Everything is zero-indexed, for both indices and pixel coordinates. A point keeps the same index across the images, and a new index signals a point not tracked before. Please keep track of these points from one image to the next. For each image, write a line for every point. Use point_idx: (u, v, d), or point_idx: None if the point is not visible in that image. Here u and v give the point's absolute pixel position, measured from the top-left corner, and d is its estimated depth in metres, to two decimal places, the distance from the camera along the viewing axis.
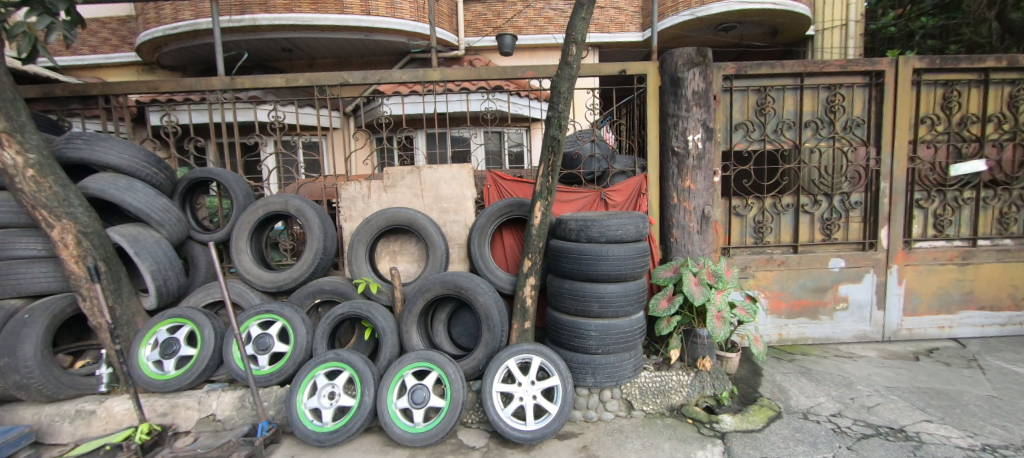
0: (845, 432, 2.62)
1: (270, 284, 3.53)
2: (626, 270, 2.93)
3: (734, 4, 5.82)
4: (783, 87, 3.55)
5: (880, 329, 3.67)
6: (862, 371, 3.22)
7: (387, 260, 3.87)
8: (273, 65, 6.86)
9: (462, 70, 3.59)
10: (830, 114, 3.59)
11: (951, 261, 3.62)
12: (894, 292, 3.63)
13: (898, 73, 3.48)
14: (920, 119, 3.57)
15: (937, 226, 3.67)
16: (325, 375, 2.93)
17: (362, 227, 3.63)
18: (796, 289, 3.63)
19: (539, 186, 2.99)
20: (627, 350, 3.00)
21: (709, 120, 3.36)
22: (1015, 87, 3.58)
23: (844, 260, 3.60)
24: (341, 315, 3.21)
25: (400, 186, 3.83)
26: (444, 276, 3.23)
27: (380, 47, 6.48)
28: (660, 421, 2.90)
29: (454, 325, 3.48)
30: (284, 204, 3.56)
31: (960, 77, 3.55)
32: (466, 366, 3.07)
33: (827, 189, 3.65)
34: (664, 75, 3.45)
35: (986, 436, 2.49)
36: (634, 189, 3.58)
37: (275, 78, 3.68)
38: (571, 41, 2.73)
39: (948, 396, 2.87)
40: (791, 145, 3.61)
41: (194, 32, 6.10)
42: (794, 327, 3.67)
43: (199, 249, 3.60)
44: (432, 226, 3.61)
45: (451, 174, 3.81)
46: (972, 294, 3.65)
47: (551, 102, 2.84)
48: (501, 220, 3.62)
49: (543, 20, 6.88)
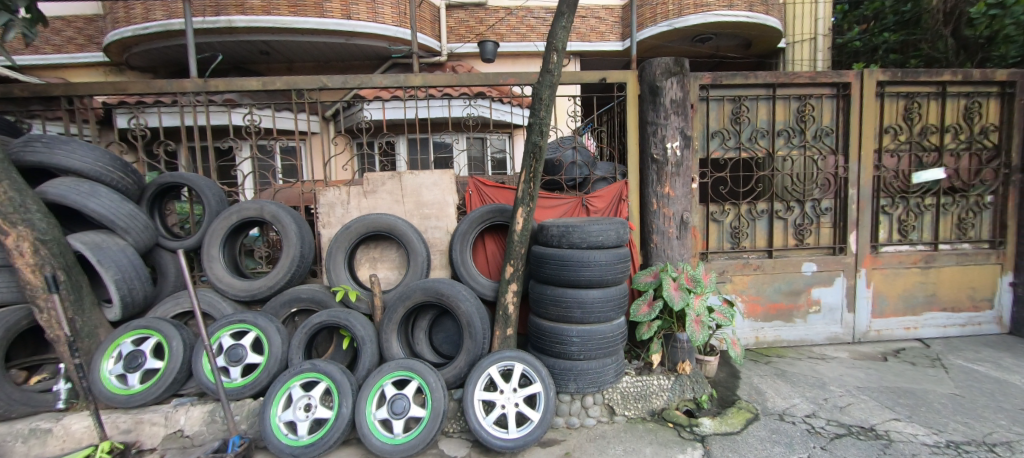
0: (819, 432, 2.68)
1: (244, 293, 3.41)
2: (607, 275, 2.95)
3: (710, 17, 6.00)
4: (756, 97, 3.68)
5: (851, 331, 3.80)
6: (834, 372, 3.32)
7: (367, 268, 3.80)
8: (250, 68, 6.71)
9: (444, 76, 3.59)
10: (800, 124, 3.73)
11: (915, 264, 3.79)
12: (862, 294, 3.77)
13: (863, 85, 3.65)
14: (884, 129, 3.74)
15: (901, 231, 3.84)
16: (301, 387, 2.84)
17: (341, 233, 3.56)
18: (771, 292, 3.73)
19: (520, 192, 3.00)
20: (608, 355, 3.02)
21: (687, 128, 3.44)
22: (969, 100, 3.78)
23: (815, 264, 3.72)
24: (319, 324, 3.13)
25: (380, 191, 3.78)
26: (425, 283, 3.19)
27: (360, 51, 6.41)
28: (642, 426, 2.91)
29: (435, 333, 3.44)
30: (259, 210, 3.46)
31: (920, 90, 3.74)
32: (447, 374, 3.03)
33: (800, 196, 3.77)
34: (643, 83, 3.52)
35: (950, 433, 2.59)
36: (614, 196, 3.63)
37: (252, 80, 3.60)
38: (552, 49, 2.76)
39: (914, 395, 2.98)
40: (765, 153, 3.73)
41: (166, 33, 5.91)
42: (770, 330, 3.77)
43: (167, 256, 3.45)
44: (413, 232, 3.56)
45: (433, 180, 3.78)
46: (934, 296, 3.82)
47: (532, 109, 2.86)
48: (483, 226, 3.61)
49: (525, 28, 6.93)
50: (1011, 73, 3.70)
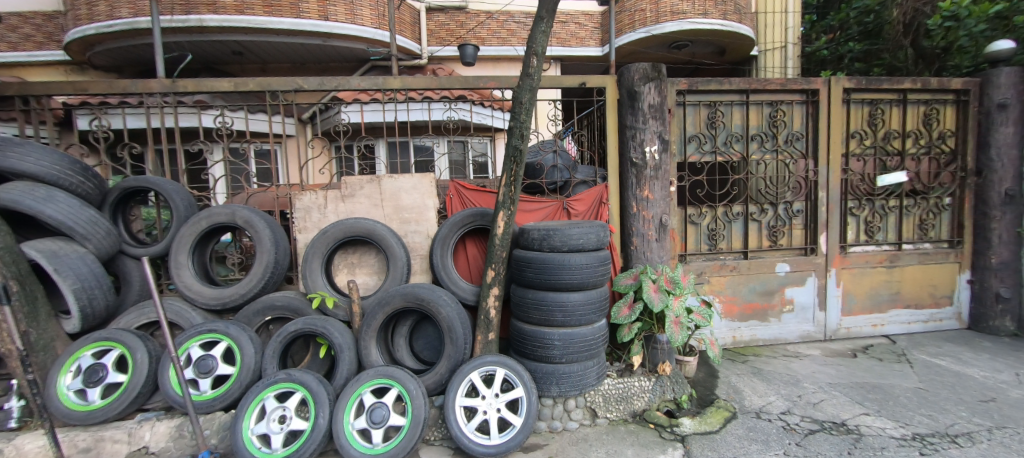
0: (794, 429, 2.75)
1: (214, 301, 3.28)
2: (588, 278, 2.97)
3: (686, 24, 6.15)
4: (731, 102, 3.79)
5: (822, 329, 3.93)
6: (807, 370, 3.42)
7: (345, 273, 3.71)
8: (222, 69, 6.51)
9: (424, 78, 3.56)
10: (772, 129, 3.86)
11: (881, 264, 3.95)
12: (833, 293, 3.91)
13: (831, 92, 3.80)
14: (850, 134, 3.90)
15: (868, 232, 4.01)
16: (275, 397, 2.75)
17: (317, 239, 3.48)
18: (747, 293, 3.83)
19: (501, 196, 2.99)
20: (590, 358, 3.03)
21: (664, 132, 3.51)
22: (928, 107, 3.99)
23: (788, 265, 3.84)
24: (294, 332, 3.03)
25: (358, 195, 3.71)
26: (404, 289, 3.13)
27: (338, 53, 6.30)
28: (623, 427, 2.93)
29: (416, 339, 3.39)
30: (231, 215, 3.34)
31: (883, 97, 3.93)
32: (428, 380, 2.98)
33: (772, 199, 3.89)
34: (621, 88, 3.57)
35: (915, 426, 2.70)
36: (595, 199, 3.66)
37: (223, 81, 3.49)
38: (532, 54, 2.78)
39: (881, 389, 3.10)
40: (739, 157, 3.84)
41: (132, 31, 5.68)
42: (746, 330, 3.86)
43: (132, 264, 3.28)
44: (392, 237, 3.50)
45: (412, 184, 3.73)
46: (899, 294, 3.99)
47: (513, 113, 2.87)
48: (464, 230, 3.58)
49: (505, 32, 6.96)
50: (966, 82, 3.91)
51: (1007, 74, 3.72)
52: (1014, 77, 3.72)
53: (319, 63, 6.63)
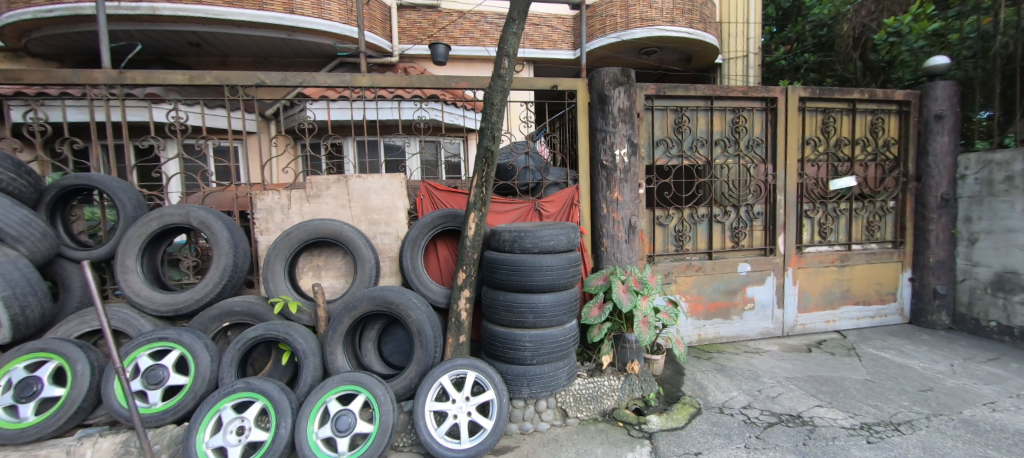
0: (754, 422, 2.87)
1: (166, 307, 3.09)
2: (558, 279, 2.99)
3: (654, 31, 6.31)
4: (696, 108, 3.93)
5: (780, 325, 4.13)
6: (767, 365, 3.59)
7: (310, 276, 3.58)
8: (176, 61, 6.15)
9: (393, 77, 3.49)
10: (735, 134, 4.02)
11: (833, 263, 4.19)
12: (790, 292, 4.12)
13: (788, 100, 4.01)
14: (806, 140, 4.12)
15: (821, 233, 4.24)
16: (233, 407, 2.61)
17: (280, 240, 3.34)
18: (711, 292, 3.98)
19: (472, 197, 2.98)
20: (561, 359, 3.04)
21: (634, 136, 3.60)
22: (874, 116, 4.26)
23: (749, 264, 4.02)
24: (255, 338, 2.89)
25: (325, 196, 3.59)
26: (372, 292, 3.05)
27: (303, 48, 6.09)
28: (593, 426, 2.96)
29: (385, 343, 3.30)
30: (185, 216, 3.15)
31: (835, 106, 4.17)
32: (397, 385, 2.91)
33: (735, 201, 4.05)
34: (592, 92, 3.63)
35: (863, 416, 2.88)
36: (566, 201, 3.69)
37: (177, 74, 3.30)
38: (503, 55, 2.79)
39: (833, 382, 3.29)
40: (704, 161, 3.98)
41: (74, 18, 5.27)
42: (710, 327, 4.01)
43: (72, 269, 3.04)
44: (360, 238, 3.41)
45: (381, 184, 3.64)
46: (849, 291, 4.25)
47: (484, 114, 2.87)
48: (434, 231, 3.53)
49: (478, 32, 6.92)
50: (907, 94, 4.20)
51: (942, 87, 4.05)
52: (948, 90, 4.05)
53: (283, 58, 6.38)
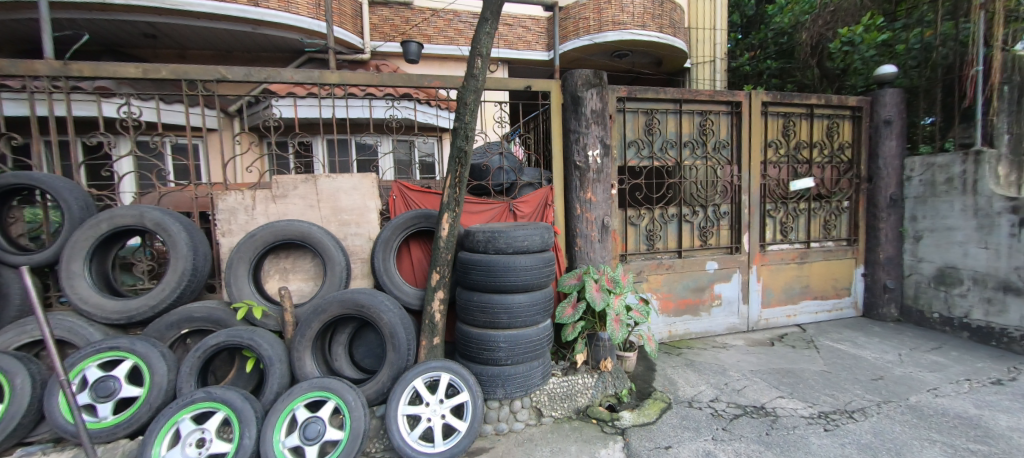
0: (721, 415, 2.97)
1: (117, 315, 2.90)
2: (532, 279, 3.00)
3: (626, 35, 6.43)
4: (666, 111, 4.04)
5: (746, 321, 4.30)
6: (733, 359, 3.73)
7: (276, 279, 3.45)
8: (129, 53, 5.80)
9: (364, 74, 3.41)
10: (702, 137, 4.15)
11: (794, 260, 4.40)
12: (754, 288, 4.29)
13: (751, 105, 4.18)
14: (768, 143, 4.31)
15: (783, 232, 4.44)
16: (192, 419, 2.47)
17: (244, 243, 3.20)
18: (681, 289, 4.09)
19: (446, 197, 2.95)
20: (535, 358, 3.06)
21: (606, 137, 3.67)
22: (830, 121, 4.50)
23: (716, 263, 4.16)
24: (216, 345, 2.75)
25: (292, 196, 3.47)
26: (342, 295, 2.97)
27: (268, 43, 5.86)
28: (568, 425, 2.99)
29: (356, 346, 3.22)
30: (138, 217, 2.97)
31: (795, 111, 4.38)
32: (369, 390, 2.85)
33: (703, 201, 4.19)
34: (565, 93, 3.67)
35: (820, 405, 3.03)
36: (540, 201, 3.71)
37: (129, 66, 3.11)
38: (476, 54, 2.78)
39: (794, 374, 3.45)
40: (674, 163, 4.10)
41: (11, 4, 4.88)
42: (680, 324, 4.13)
43: (10, 275, 2.81)
44: (329, 240, 3.31)
45: (352, 184, 3.55)
46: (808, 287, 4.47)
47: (457, 114, 2.85)
48: (407, 232, 3.48)
49: (452, 31, 6.87)
50: (859, 100, 4.46)
51: (890, 94, 4.32)
52: (895, 97, 4.33)
53: (248, 52, 6.13)
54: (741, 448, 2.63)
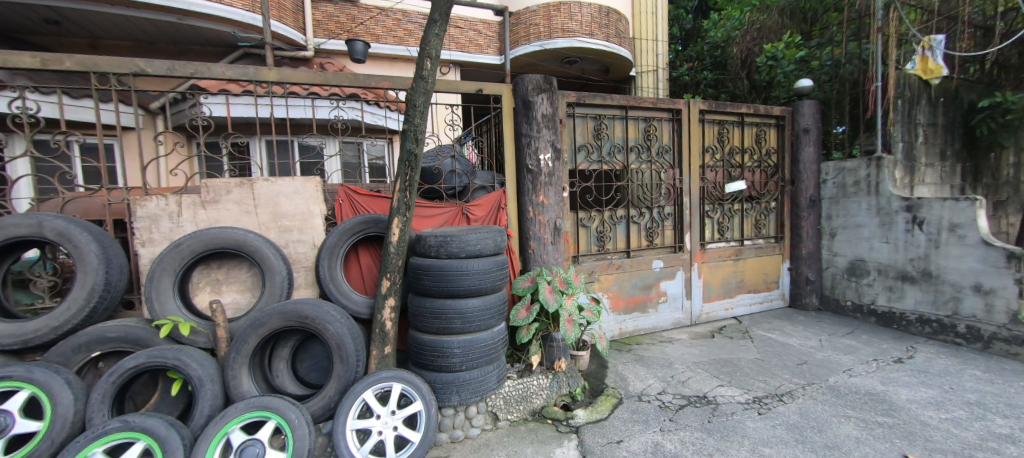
0: (667, 406, 3.12)
1: (10, 339, 2.54)
2: (486, 283, 2.99)
3: (575, 42, 6.57)
4: (613, 116, 4.20)
5: (689, 315, 4.57)
6: (678, 352, 3.94)
7: (207, 292, 3.17)
8: (25, 39, 5.12)
9: (306, 72, 3.24)
10: (647, 142, 4.36)
11: (730, 257, 4.72)
12: (696, 284, 4.57)
13: (690, 112, 4.46)
14: (706, 149, 4.61)
15: (720, 231, 4.75)
16: (105, 452, 2.20)
17: (168, 253, 2.91)
18: (630, 288, 4.26)
19: (396, 202, 2.86)
20: (490, 362, 3.03)
21: (557, 141, 3.75)
22: (759, 129, 4.89)
23: (662, 261, 4.39)
24: (135, 368, 2.47)
25: (225, 201, 3.21)
26: (283, 306, 2.77)
27: (197, 35, 5.38)
28: (523, 427, 2.99)
29: (300, 360, 3.03)
30: (36, 227, 2.62)
31: (730, 119, 4.72)
32: (314, 406, 2.69)
33: (648, 203, 4.40)
34: (516, 97, 3.71)
35: (754, 390, 3.28)
36: (493, 204, 3.71)
37: (25, 55, 2.76)
38: (424, 56, 2.73)
39: (732, 363, 3.71)
40: (621, 166, 4.27)
41: None
42: (630, 321, 4.30)
43: None
44: (268, 248, 3.09)
45: (293, 188, 3.35)
46: (743, 282, 4.82)
47: (406, 115, 2.78)
48: (355, 238, 3.33)
49: (401, 31, 6.71)
50: (783, 110, 4.90)
51: (808, 106, 4.78)
52: (812, 108, 4.80)
53: (175, 43, 5.60)
54: (686, 437, 2.78)
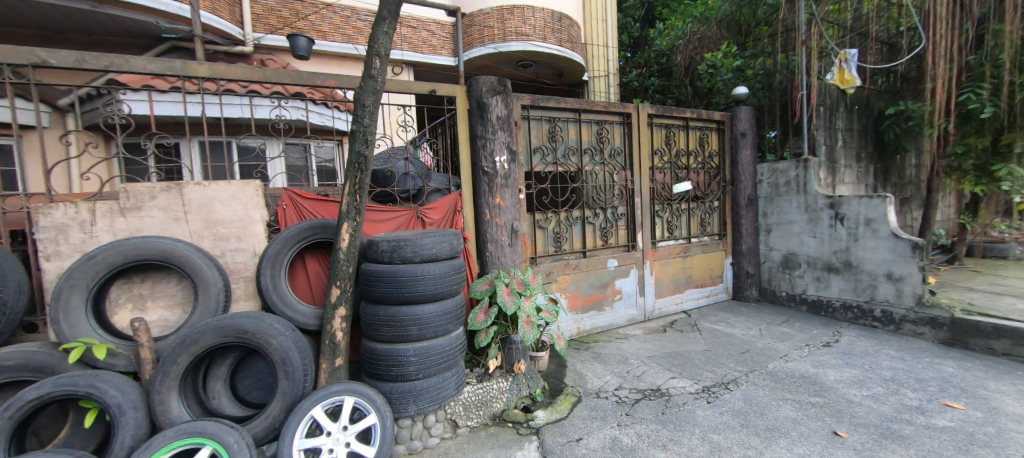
0: (624, 401, 3.21)
1: None
2: (442, 288, 2.91)
3: (529, 46, 6.64)
4: (566, 119, 4.28)
5: (642, 311, 4.74)
6: (633, 347, 4.07)
7: (129, 310, 2.84)
8: None
9: (242, 68, 3.00)
10: (600, 144, 4.49)
11: (679, 254, 4.96)
12: (648, 282, 4.75)
13: (639, 116, 4.63)
14: (655, 151, 4.82)
15: (669, 229, 4.98)
16: None
17: (78, 267, 2.57)
18: (587, 287, 4.35)
19: (345, 206, 2.72)
20: (448, 369, 2.95)
21: (512, 143, 3.75)
22: (703, 132, 5.19)
23: (616, 260, 4.52)
24: (38, 399, 2.16)
25: (149, 207, 2.90)
26: (219, 321, 2.53)
27: (115, 25, 4.85)
28: (483, 432, 2.94)
29: (239, 379, 2.79)
30: None
31: (676, 123, 4.98)
32: (256, 428, 2.48)
33: (602, 204, 4.52)
34: (470, 99, 3.68)
35: (704, 380, 3.45)
36: (449, 207, 3.65)
37: None
38: (373, 54, 2.63)
39: (683, 355, 3.88)
40: (575, 168, 4.35)
41: None
42: (587, 320, 4.39)
43: None
44: (201, 258, 2.82)
45: (230, 192, 3.09)
46: (691, 277, 5.07)
47: (355, 116, 2.66)
48: (300, 245, 3.13)
49: (350, 29, 6.45)
50: (723, 115, 5.23)
51: (744, 112, 5.15)
52: (747, 114, 5.18)
53: (88, 33, 5.01)
54: (642, 430, 2.86)
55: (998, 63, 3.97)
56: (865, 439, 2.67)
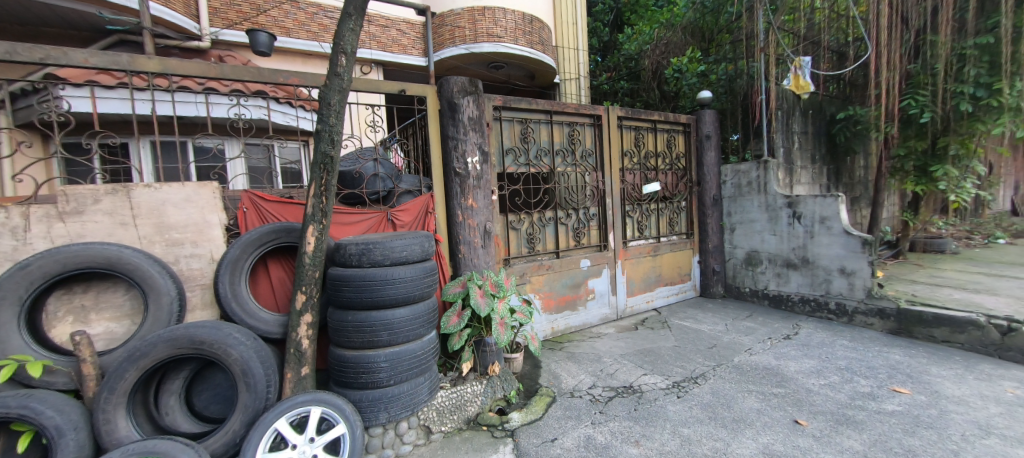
0: (598, 399, 3.24)
1: None
2: (413, 291, 2.84)
3: (500, 48, 6.65)
4: (538, 121, 4.31)
5: (614, 310, 4.82)
6: (606, 346, 4.12)
7: (70, 323, 2.61)
8: None
9: (197, 63, 2.83)
10: (572, 146, 4.54)
11: (649, 253, 5.08)
12: (620, 281, 4.84)
13: (609, 118, 4.72)
14: (625, 153, 4.92)
15: (639, 229, 5.09)
16: None
17: (9, 278, 2.34)
18: (560, 287, 4.38)
19: (310, 208, 2.61)
20: (420, 374, 2.88)
21: (484, 144, 3.73)
22: (671, 134, 5.35)
23: (589, 260, 4.58)
24: None
25: (91, 212, 2.68)
26: (171, 333, 2.36)
27: (54, 15, 4.49)
28: (458, 437, 2.90)
29: (196, 393, 2.62)
30: None
31: (645, 124, 5.10)
32: (214, 445, 2.32)
33: (575, 205, 4.57)
34: (441, 99, 3.63)
35: (674, 376, 3.54)
36: (420, 209, 3.58)
37: None
38: (339, 52, 2.54)
39: (654, 352, 3.97)
40: (548, 169, 4.38)
41: None
42: (561, 320, 4.42)
43: None
44: (151, 265, 2.63)
45: (183, 195, 2.90)
46: (661, 275, 5.20)
47: (320, 115, 2.57)
48: (262, 249, 2.97)
49: (316, 26, 6.24)
50: (689, 118, 5.41)
51: (708, 115, 5.35)
52: (711, 117, 5.38)
53: (22, 24, 4.61)
54: (616, 427, 2.90)
55: (934, 71, 4.34)
56: (823, 425, 2.81)
